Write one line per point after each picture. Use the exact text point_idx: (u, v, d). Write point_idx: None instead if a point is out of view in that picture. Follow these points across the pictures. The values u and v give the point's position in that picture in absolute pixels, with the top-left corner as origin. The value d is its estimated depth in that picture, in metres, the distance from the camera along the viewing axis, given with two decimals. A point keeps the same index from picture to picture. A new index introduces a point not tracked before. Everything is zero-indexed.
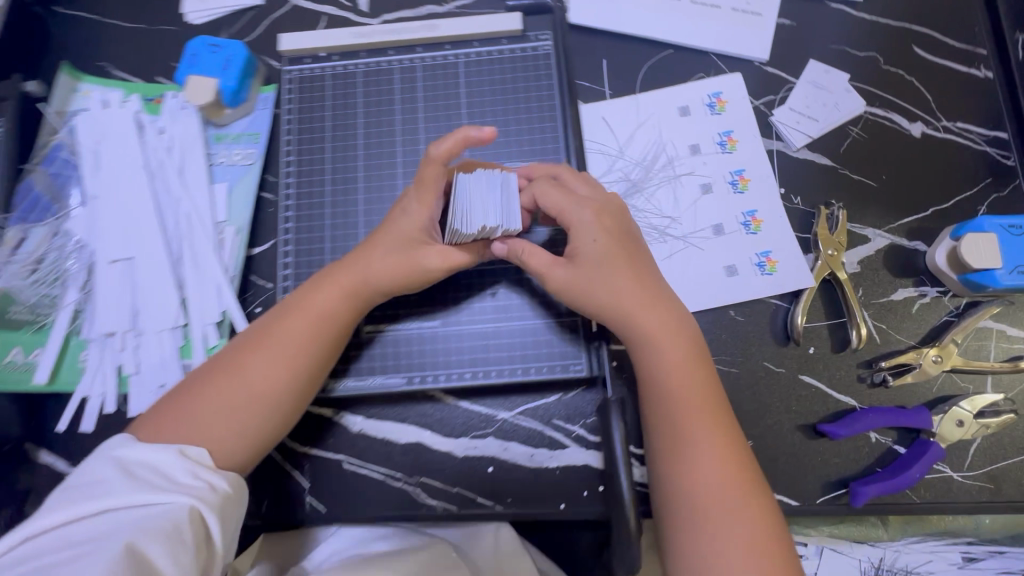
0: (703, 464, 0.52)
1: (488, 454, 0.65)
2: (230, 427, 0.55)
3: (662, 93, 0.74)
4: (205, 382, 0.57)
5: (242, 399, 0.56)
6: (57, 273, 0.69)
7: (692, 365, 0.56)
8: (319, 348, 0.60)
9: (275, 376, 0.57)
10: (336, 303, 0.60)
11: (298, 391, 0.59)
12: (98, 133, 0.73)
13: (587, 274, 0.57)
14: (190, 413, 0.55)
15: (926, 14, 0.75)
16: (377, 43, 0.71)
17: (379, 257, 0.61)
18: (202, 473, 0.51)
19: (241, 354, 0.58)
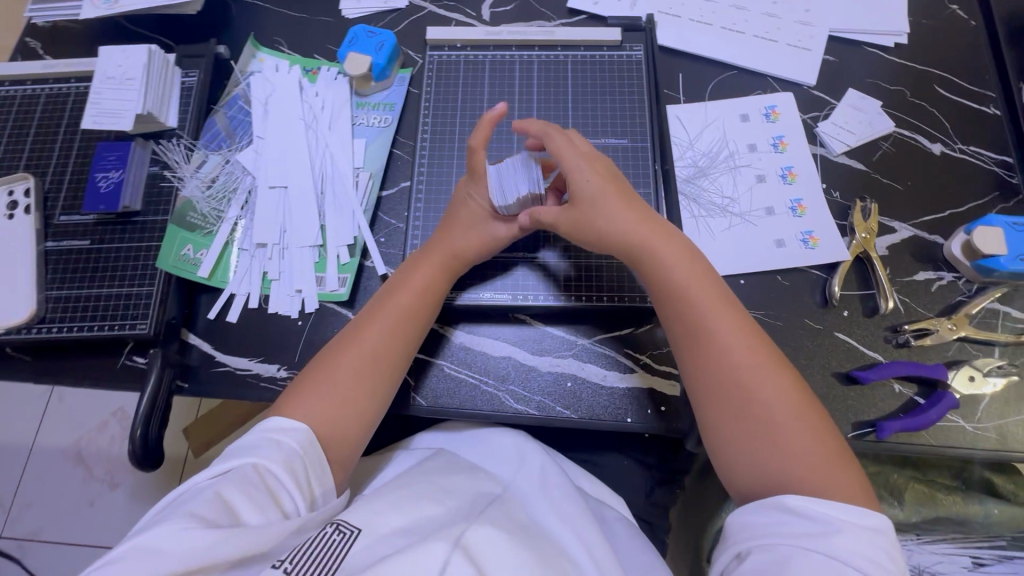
0: (776, 415, 0.58)
1: (568, 371, 0.77)
2: (357, 376, 0.67)
3: (728, 102, 0.90)
4: (330, 354, 0.69)
5: (363, 356, 0.68)
6: (226, 192, 0.84)
7: (710, 303, 0.64)
8: (422, 311, 0.73)
9: (394, 335, 0.70)
10: (432, 276, 0.74)
11: (411, 345, 0.72)
12: (268, 89, 0.90)
13: (593, 211, 0.69)
14: (323, 378, 0.67)
15: (945, 62, 0.92)
16: (504, 40, 0.89)
17: (461, 235, 0.76)
18: (275, 436, 0.60)
19: (357, 326, 0.71)
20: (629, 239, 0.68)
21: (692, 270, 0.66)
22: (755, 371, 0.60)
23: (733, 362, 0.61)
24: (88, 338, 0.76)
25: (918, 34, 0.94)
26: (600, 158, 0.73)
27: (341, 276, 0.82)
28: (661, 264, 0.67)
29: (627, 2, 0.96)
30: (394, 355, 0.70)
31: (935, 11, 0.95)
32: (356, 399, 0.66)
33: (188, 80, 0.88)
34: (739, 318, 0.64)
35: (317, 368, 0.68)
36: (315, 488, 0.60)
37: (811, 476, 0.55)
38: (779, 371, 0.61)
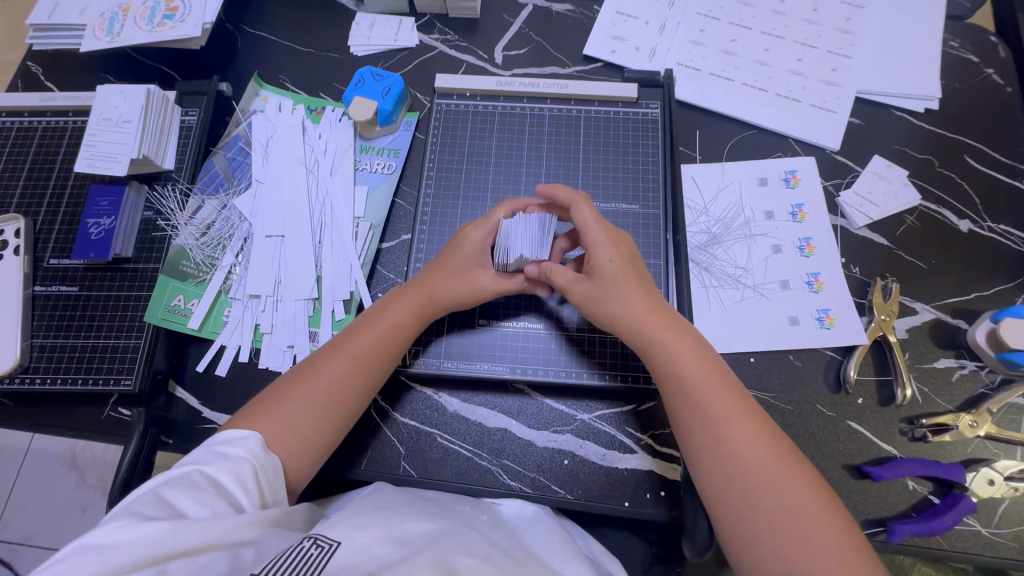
0: (790, 506, 0.55)
1: (565, 447, 0.74)
2: (311, 418, 0.64)
3: (746, 164, 0.87)
4: (288, 385, 0.66)
5: (319, 395, 0.65)
6: (221, 239, 0.82)
7: (705, 384, 0.62)
8: (388, 353, 0.70)
9: (353, 375, 0.67)
10: (406, 317, 0.71)
11: (372, 385, 0.69)
12: (270, 130, 0.88)
13: (613, 289, 0.67)
14: (277, 411, 0.63)
15: (977, 131, 0.88)
16: (515, 91, 0.86)
17: (444, 279, 0.71)
18: (224, 449, 0.58)
19: (319, 361, 0.68)
20: (633, 320, 0.66)
21: (691, 349, 0.64)
22: (750, 453, 0.58)
23: (727, 444, 0.59)
24: (71, 391, 0.74)
25: (949, 99, 0.90)
26: (616, 234, 0.70)
27: (335, 333, 0.79)
28: (658, 338, 0.65)
29: (645, 52, 0.93)
30: (351, 395, 0.67)
31: (969, 74, 0.91)
32: (303, 438, 0.63)
33: (188, 119, 0.85)
34: (732, 398, 0.62)
35: (273, 396, 0.65)
36: (264, 491, 0.58)
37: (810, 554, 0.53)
38: (776, 454, 0.59)
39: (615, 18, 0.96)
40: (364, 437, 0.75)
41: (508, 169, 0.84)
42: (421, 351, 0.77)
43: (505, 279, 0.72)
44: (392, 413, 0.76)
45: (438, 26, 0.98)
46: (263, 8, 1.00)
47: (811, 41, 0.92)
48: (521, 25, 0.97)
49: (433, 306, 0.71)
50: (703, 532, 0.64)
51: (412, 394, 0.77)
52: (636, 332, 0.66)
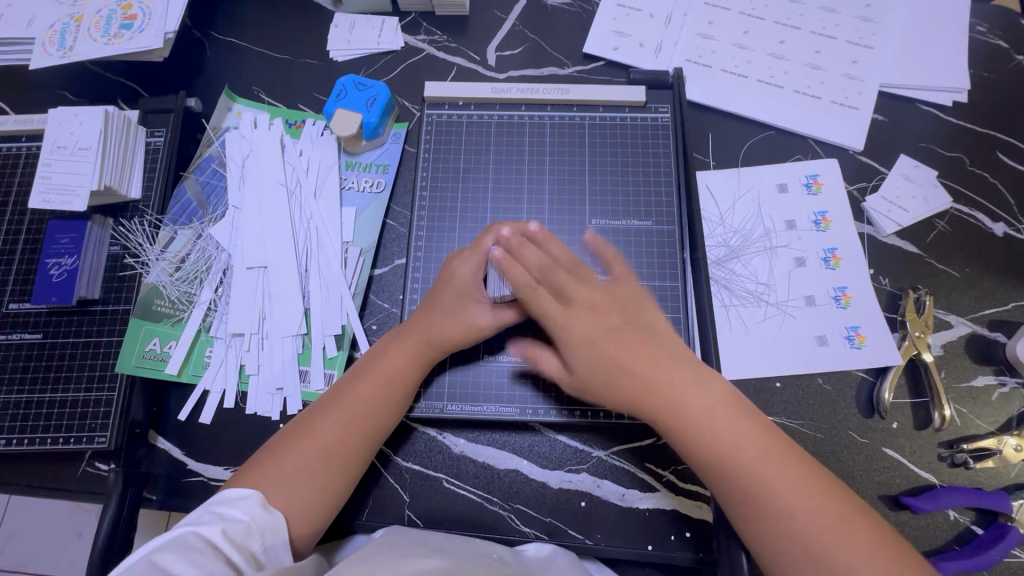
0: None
1: (582, 488, 0.69)
2: (310, 484, 0.57)
3: (763, 169, 0.80)
4: (282, 444, 0.59)
5: (316, 458, 0.58)
6: (197, 272, 0.75)
7: (747, 440, 0.54)
8: (390, 405, 0.63)
9: (352, 432, 0.60)
10: (404, 364, 0.64)
11: (375, 439, 0.62)
12: (245, 149, 0.81)
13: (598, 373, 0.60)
14: (273, 475, 0.57)
15: (1010, 124, 0.82)
16: (512, 98, 0.78)
17: (441, 320, 0.65)
18: (221, 509, 0.52)
19: (312, 418, 0.60)
20: (652, 382, 0.57)
21: (720, 400, 0.56)
22: (810, 513, 0.51)
23: (783, 505, 0.51)
24: (46, 448, 0.68)
25: (978, 89, 0.83)
26: (598, 295, 0.62)
27: (327, 372, 0.73)
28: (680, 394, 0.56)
29: (650, 48, 0.86)
30: (353, 450, 0.60)
31: (998, 62, 0.85)
32: (302, 503, 0.56)
33: (154, 141, 0.78)
34: (778, 451, 0.54)
35: (266, 459, 0.58)
36: (261, 555, 0.52)
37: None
38: (840, 511, 0.51)
39: (616, 10, 0.88)
40: (364, 486, 0.69)
41: (508, 183, 0.76)
42: (424, 392, 0.71)
43: (505, 313, 0.66)
44: (394, 457, 0.70)
45: (424, 26, 0.90)
46: (232, 12, 0.92)
47: (829, 31, 0.85)
48: (515, 22, 0.90)
49: (433, 352, 0.65)
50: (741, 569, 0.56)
51: (415, 436, 0.71)
52: (651, 396, 0.57)
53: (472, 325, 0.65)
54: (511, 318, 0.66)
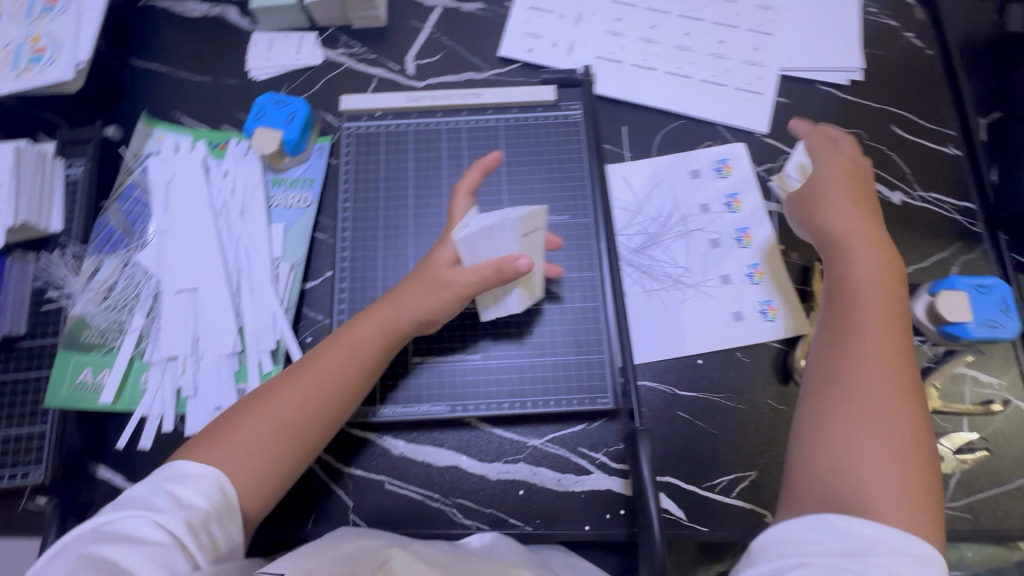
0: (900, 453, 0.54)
1: (519, 477, 0.71)
2: (266, 456, 0.57)
3: (676, 158, 0.84)
4: (246, 409, 0.59)
5: (275, 430, 0.58)
6: (127, 299, 0.76)
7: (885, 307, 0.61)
8: (353, 381, 0.63)
9: (312, 406, 0.60)
10: (370, 336, 0.63)
11: (334, 417, 0.62)
12: (168, 174, 0.81)
13: (826, 197, 0.69)
14: (231, 445, 0.56)
15: (901, 99, 0.87)
16: (427, 106, 0.80)
17: (407, 292, 0.64)
18: (175, 489, 0.53)
19: (275, 388, 0.61)
20: (848, 231, 0.66)
21: (880, 295, 0.62)
22: (881, 406, 0.56)
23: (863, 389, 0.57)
24: None
25: (872, 67, 0.88)
26: (860, 168, 0.73)
27: None
28: (857, 273, 0.63)
29: (563, 47, 0.89)
30: (314, 426, 0.60)
31: (888, 41, 0.90)
32: (256, 474, 0.57)
33: (72, 172, 0.78)
34: (900, 362, 0.58)
35: (223, 427, 0.58)
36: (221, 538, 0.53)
37: (876, 498, 0.52)
38: (909, 416, 0.55)
39: (527, 13, 0.91)
40: (307, 495, 0.71)
41: (430, 189, 0.78)
42: None
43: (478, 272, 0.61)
44: (336, 464, 0.72)
45: (343, 39, 0.92)
46: (149, 37, 0.92)
47: (730, 21, 0.89)
48: (432, 30, 0.92)
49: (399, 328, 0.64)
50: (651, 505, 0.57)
51: (355, 442, 0.73)
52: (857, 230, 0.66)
53: (447, 287, 0.63)
54: (480, 278, 0.61)
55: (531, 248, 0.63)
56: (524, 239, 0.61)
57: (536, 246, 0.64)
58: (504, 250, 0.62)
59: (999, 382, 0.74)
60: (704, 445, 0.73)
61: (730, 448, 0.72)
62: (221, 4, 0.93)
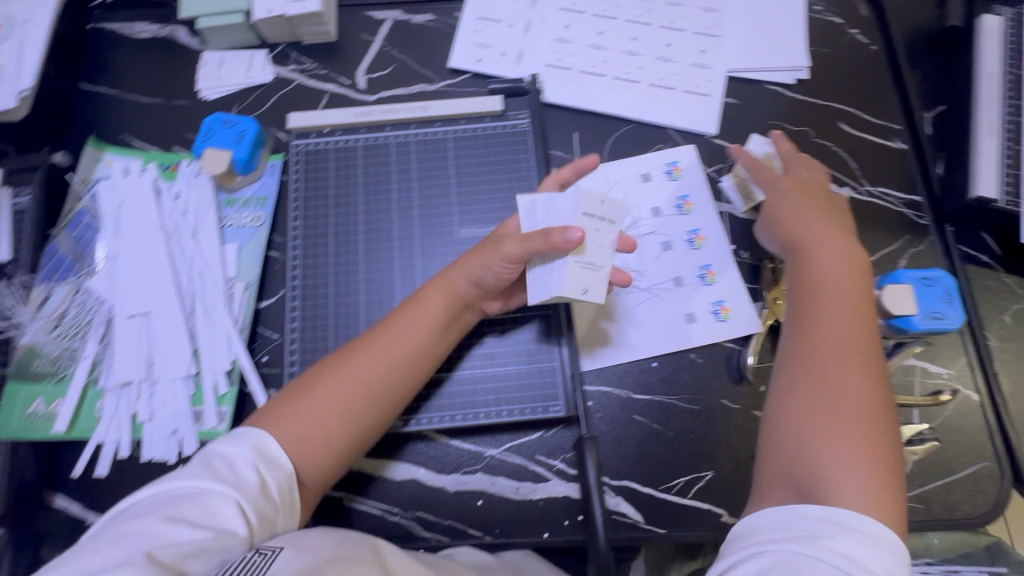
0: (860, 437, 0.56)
1: (477, 488, 0.72)
2: (335, 421, 0.62)
3: (627, 162, 0.85)
4: (310, 383, 0.63)
5: (346, 395, 0.62)
6: (79, 327, 0.76)
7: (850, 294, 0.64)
8: (420, 353, 0.66)
9: (382, 373, 0.64)
10: (436, 307, 0.67)
11: (400, 385, 0.65)
12: (117, 198, 0.81)
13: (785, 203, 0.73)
14: (303, 416, 0.61)
15: (847, 96, 0.88)
16: (375, 121, 0.81)
17: (462, 265, 0.67)
18: (259, 467, 0.56)
19: (349, 355, 0.65)
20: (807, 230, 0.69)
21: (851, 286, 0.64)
22: (852, 392, 0.58)
23: (835, 373, 0.60)
24: None
25: (818, 65, 0.89)
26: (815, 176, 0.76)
27: (219, 410, 0.74)
28: (816, 267, 0.66)
29: (513, 57, 0.89)
30: (370, 406, 0.63)
31: (833, 38, 0.91)
32: (325, 438, 0.61)
33: (20, 201, 0.79)
34: (869, 348, 0.61)
35: (290, 398, 0.62)
36: (279, 527, 0.56)
37: (833, 475, 0.54)
38: (872, 398, 0.58)
39: (476, 23, 0.91)
40: None
41: (380, 203, 0.79)
42: None
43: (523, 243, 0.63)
44: None
45: (293, 56, 0.92)
46: (99, 60, 0.92)
47: (676, 24, 0.90)
48: (382, 43, 0.92)
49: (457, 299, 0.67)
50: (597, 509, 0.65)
51: None
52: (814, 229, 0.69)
53: (498, 255, 0.65)
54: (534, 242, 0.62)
55: (594, 234, 0.66)
56: (586, 216, 0.66)
57: (603, 237, 0.66)
58: (564, 221, 0.66)
59: (947, 372, 0.75)
60: (661, 447, 0.73)
61: (687, 450, 0.73)
62: (170, 24, 0.93)
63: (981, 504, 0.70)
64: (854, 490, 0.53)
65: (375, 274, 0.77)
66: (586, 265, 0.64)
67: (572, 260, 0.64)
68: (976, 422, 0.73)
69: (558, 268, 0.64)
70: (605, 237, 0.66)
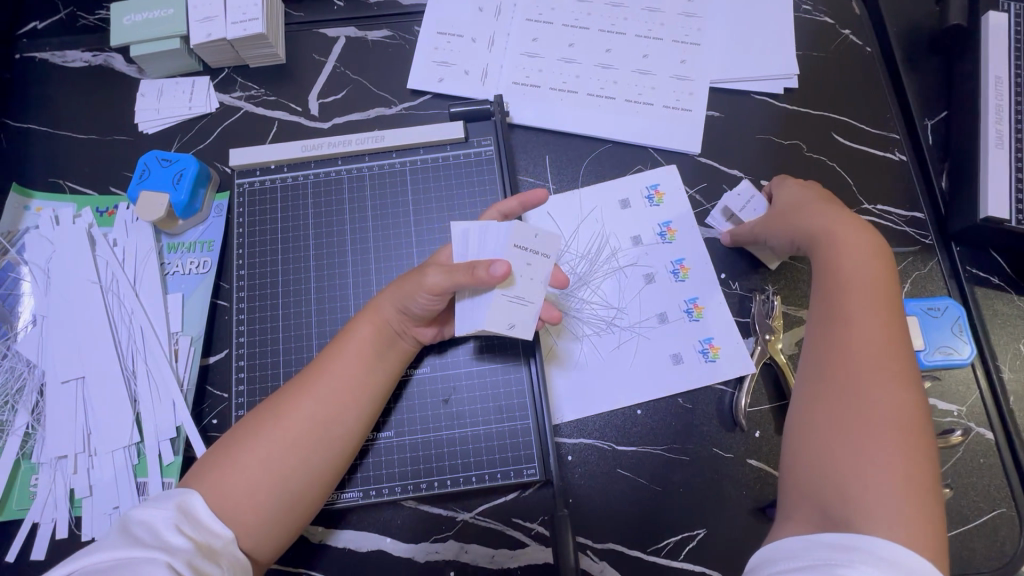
0: (893, 461, 0.49)
1: (449, 557, 0.66)
2: (256, 476, 0.55)
3: (604, 187, 0.78)
4: (247, 431, 0.58)
5: (272, 446, 0.57)
6: (8, 395, 0.69)
7: (868, 301, 0.58)
8: (350, 393, 0.61)
9: (310, 416, 0.59)
10: (365, 335, 0.62)
11: (334, 428, 0.60)
12: (48, 250, 0.74)
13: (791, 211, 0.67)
14: (234, 469, 0.55)
15: (842, 104, 0.81)
16: (325, 154, 0.74)
17: (389, 291, 0.62)
18: (186, 528, 0.50)
19: (274, 402, 0.60)
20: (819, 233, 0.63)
21: (862, 292, 0.58)
22: (878, 407, 0.52)
23: (863, 393, 0.53)
24: None
25: (808, 71, 0.82)
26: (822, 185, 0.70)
27: (165, 481, 0.68)
28: (837, 270, 0.60)
29: (476, 75, 0.82)
30: (313, 449, 0.58)
31: (825, 41, 0.84)
32: (244, 496, 0.54)
33: None
34: (897, 360, 0.55)
35: (225, 450, 0.57)
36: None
37: (870, 506, 0.48)
38: (902, 412, 0.52)
39: (436, 39, 0.84)
40: None
41: (334, 247, 0.72)
42: None
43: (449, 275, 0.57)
44: None
45: (239, 82, 0.84)
46: (28, 95, 0.84)
47: (654, 32, 0.83)
48: (335, 64, 0.84)
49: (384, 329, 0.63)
50: (569, 549, 0.59)
51: None
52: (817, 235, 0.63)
53: (422, 287, 0.58)
54: (459, 276, 0.56)
55: (525, 266, 0.60)
56: (518, 248, 0.60)
57: (535, 270, 0.60)
58: (495, 253, 0.60)
59: (959, 409, 0.69)
60: (648, 504, 0.67)
61: (676, 503, 0.67)
62: (104, 50, 0.86)
63: (998, 555, 0.65)
64: (889, 516, 0.47)
65: (329, 324, 0.70)
66: (513, 299, 0.59)
67: (497, 295, 0.58)
68: (991, 463, 0.67)
69: (483, 303, 0.58)
70: (537, 270, 0.60)
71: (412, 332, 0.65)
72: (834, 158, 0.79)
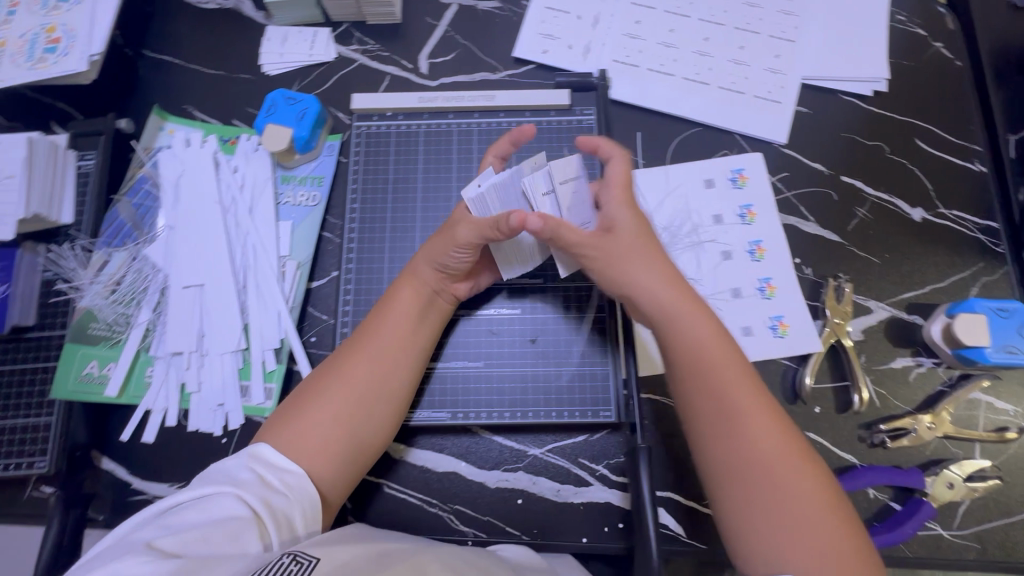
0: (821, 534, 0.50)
1: (518, 486, 0.71)
2: (329, 435, 0.57)
3: (691, 166, 0.82)
4: (315, 391, 0.60)
5: (338, 407, 0.59)
6: (134, 294, 0.77)
7: (730, 375, 0.56)
8: (405, 353, 0.64)
9: (368, 377, 0.61)
10: (412, 302, 0.65)
11: (393, 385, 0.63)
12: (177, 169, 0.81)
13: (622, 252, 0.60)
14: (308, 427, 0.57)
15: (927, 112, 0.84)
16: (438, 107, 0.80)
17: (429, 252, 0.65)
18: (259, 471, 0.54)
19: (321, 373, 0.61)
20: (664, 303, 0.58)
21: (721, 354, 0.57)
22: (793, 488, 0.51)
23: (769, 477, 0.52)
24: None
25: (897, 78, 0.86)
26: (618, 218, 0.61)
27: (267, 387, 0.74)
28: (693, 343, 0.57)
29: (579, 50, 0.87)
30: (377, 403, 0.61)
31: (916, 50, 0.87)
32: (322, 451, 0.57)
33: (86, 164, 0.79)
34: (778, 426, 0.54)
35: (290, 408, 0.59)
36: (298, 526, 0.53)
37: None
38: (806, 482, 0.52)
39: (544, 13, 0.89)
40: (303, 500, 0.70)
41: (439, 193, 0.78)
42: None
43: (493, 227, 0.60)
44: None
45: (357, 36, 0.91)
46: (164, 28, 0.92)
47: (751, 26, 0.87)
48: (446, 28, 0.90)
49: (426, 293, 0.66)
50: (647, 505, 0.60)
51: None
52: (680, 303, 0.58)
53: (455, 240, 0.62)
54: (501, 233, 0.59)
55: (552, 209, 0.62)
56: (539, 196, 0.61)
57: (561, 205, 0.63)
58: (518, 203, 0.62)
59: (1015, 410, 0.72)
60: None
61: None
62: None
63: None
64: None
65: None
66: None
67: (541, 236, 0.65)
68: None
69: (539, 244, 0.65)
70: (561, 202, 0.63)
71: (449, 289, 0.69)
72: (914, 162, 0.82)
